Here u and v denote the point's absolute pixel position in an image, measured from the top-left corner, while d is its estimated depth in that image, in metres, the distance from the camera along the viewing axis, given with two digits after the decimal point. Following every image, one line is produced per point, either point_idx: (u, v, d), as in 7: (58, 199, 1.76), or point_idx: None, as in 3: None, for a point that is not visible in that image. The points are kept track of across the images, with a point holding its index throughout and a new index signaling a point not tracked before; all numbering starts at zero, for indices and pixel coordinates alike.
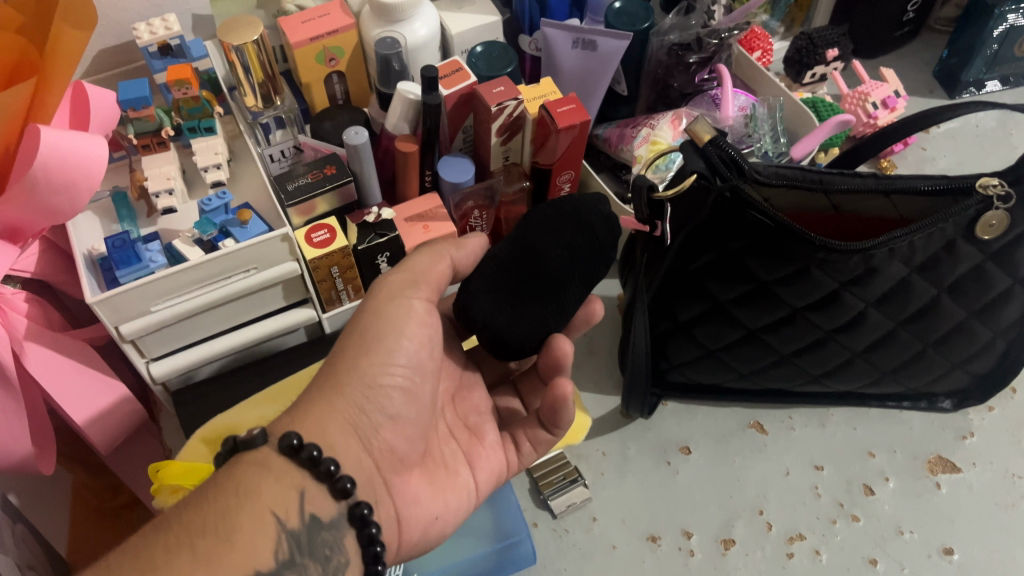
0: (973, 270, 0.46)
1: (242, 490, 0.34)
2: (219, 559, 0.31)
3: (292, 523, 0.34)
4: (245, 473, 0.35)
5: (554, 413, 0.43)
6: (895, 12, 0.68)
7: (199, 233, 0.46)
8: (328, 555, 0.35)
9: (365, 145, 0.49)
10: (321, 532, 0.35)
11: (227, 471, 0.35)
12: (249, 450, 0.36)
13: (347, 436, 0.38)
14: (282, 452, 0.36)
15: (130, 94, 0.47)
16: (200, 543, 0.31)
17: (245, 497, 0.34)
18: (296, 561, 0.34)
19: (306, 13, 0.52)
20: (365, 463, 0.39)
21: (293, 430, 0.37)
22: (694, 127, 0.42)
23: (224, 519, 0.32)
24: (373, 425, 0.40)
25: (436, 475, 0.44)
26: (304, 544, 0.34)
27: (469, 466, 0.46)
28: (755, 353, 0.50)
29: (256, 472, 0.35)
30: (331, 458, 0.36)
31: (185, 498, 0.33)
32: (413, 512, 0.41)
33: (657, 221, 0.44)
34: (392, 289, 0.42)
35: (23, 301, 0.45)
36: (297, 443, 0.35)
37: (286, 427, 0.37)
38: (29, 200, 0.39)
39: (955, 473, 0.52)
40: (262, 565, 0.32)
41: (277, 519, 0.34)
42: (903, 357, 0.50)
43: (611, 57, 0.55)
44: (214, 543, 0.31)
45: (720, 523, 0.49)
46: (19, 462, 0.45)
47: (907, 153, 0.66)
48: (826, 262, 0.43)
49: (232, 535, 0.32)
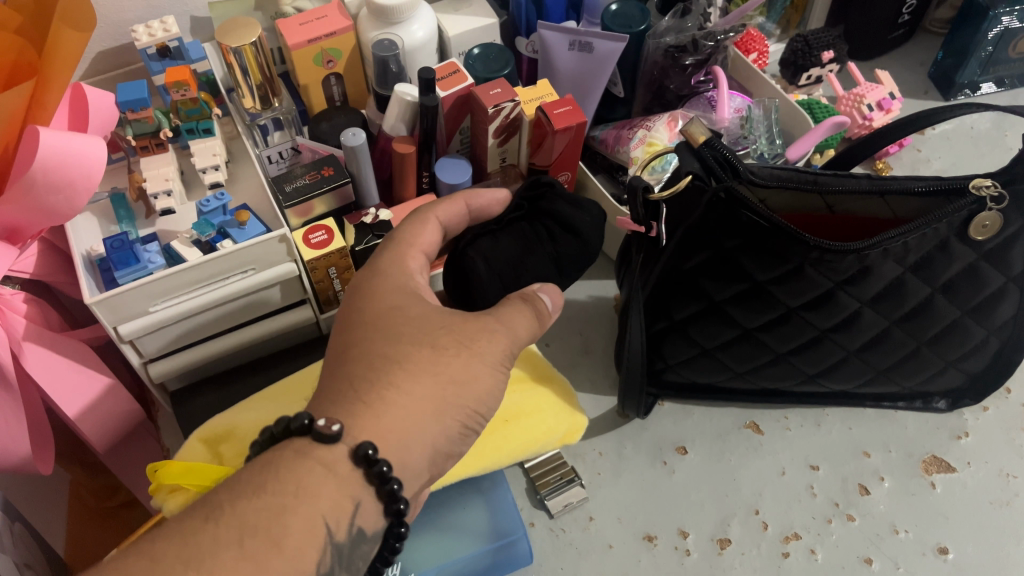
0: (966, 270, 0.46)
1: (300, 492, 0.33)
2: (271, 564, 0.31)
3: (340, 535, 0.34)
4: (307, 472, 0.34)
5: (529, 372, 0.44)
6: (890, 14, 0.69)
7: (197, 234, 0.46)
8: (359, 565, 0.36)
9: (362, 147, 0.49)
10: (362, 545, 0.36)
11: (287, 466, 0.34)
12: (319, 445, 0.35)
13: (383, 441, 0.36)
14: (355, 461, 0.35)
15: (128, 96, 0.47)
16: (250, 541, 0.31)
17: (303, 498, 0.33)
18: (335, 572, 0.34)
19: (304, 15, 0.52)
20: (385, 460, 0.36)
21: (358, 429, 0.36)
22: (689, 129, 0.43)
23: (278, 519, 0.32)
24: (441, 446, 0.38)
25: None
26: (344, 556, 0.35)
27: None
28: (751, 353, 0.50)
29: (318, 477, 0.34)
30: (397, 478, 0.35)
31: (240, 483, 0.33)
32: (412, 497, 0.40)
33: (652, 221, 0.44)
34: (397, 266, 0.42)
35: (23, 302, 0.45)
36: (371, 458, 0.35)
37: (339, 418, 0.36)
38: (27, 200, 0.39)
39: (950, 472, 0.52)
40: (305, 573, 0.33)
41: (328, 529, 0.34)
42: (897, 356, 0.50)
43: (608, 58, 0.55)
44: (264, 543, 0.32)
45: (716, 522, 0.50)
46: (17, 462, 0.45)
47: (902, 155, 0.67)
48: (819, 262, 0.43)
49: (282, 540, 0.32)
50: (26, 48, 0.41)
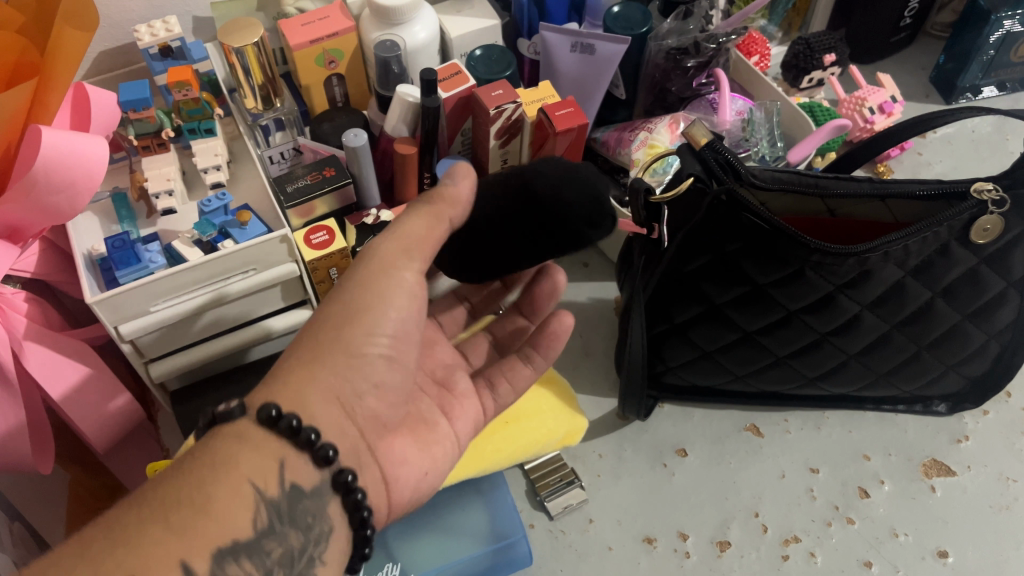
0: (966, 274, 0.46)
1: (218, 463, 0.34)
2: (197, 531, 0.32)
3: (271, 492, 0.35)
4: (222, 445, 0.35)
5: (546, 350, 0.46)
6: (892, 17, 0.69)
7: (199, 234, 0.46)
8: (310, 524, 0.36)
9: (364, 147, 0.49)
10: (303, 500, 0.36)
11: (205, 444, 0.35)
12: (227, 423, 0.36)
13: (329, 405, 0.38)
14: (259, 423, 0.36)
15: (131, 95, 0.47)
16: (175, 516, 0.31)
17: (222, 468, 0.34)
18: (276, 530, 0.34)
19: (306, 16, 0.52)
20: (348, 431, 0.39)
21: (272, 399, 0.36)
22: (690, 131, 0.43)
23: (200, 489, 0.33)
24: (357, 394, 0.39)
25: (424, 434, 0.43)
26: (283, 513, 0.35)
27: (447, 418, 0.45)
28: (751, 355, 0.50)
29: (232, 446, 0.35)
30: (311, 427, 0.36)
31: (160, 472, 0.33)
32: (400, 472, 0.41)
33: (654, 223, 0.44)
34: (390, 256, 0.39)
35: (23, 301, 0.45)
36: (275, 414, 0.35)
37: (268, 395, 0.37)
38: (29, 199, 0.39)
39: (949, 476, 0.52)
40: (240, 535, 0.33)
41: (255, 488, 0.34)
42: (898, 360, 0.50)
43: (610, 61, 0.55)
44: (190, 515, 0.32)
45: (715, 524, 0.50)
46: (16, 462, 0.45)
47: (903, 158, 0.66)
48: (820, 265, 0.43)
49: (208, 506, 0.32)
50: (27, 48, 0.41)
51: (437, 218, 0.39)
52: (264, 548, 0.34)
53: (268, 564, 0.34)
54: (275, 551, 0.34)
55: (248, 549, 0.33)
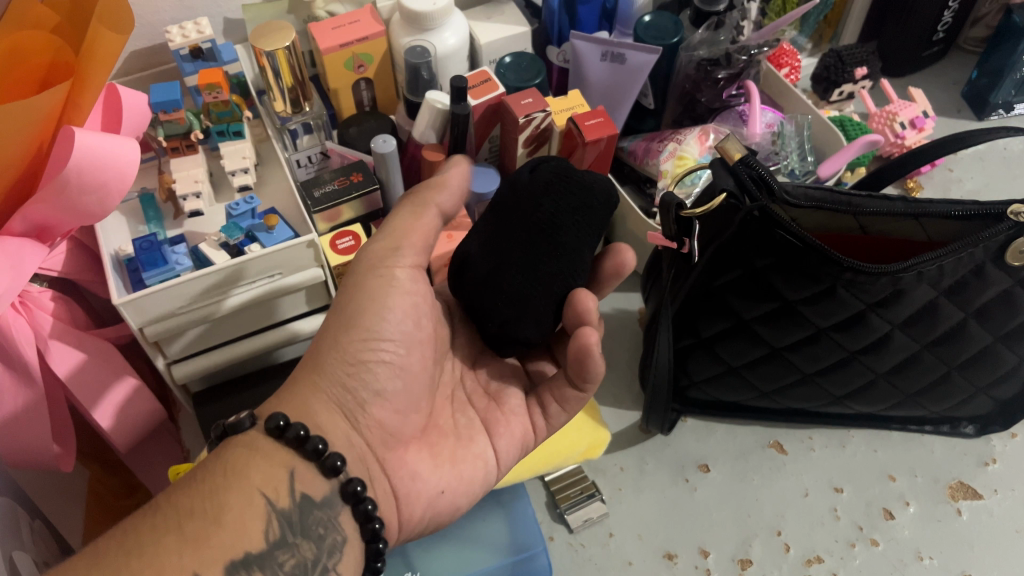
0: (1000, 296, 0.45)
1: (230, 472, 0.34)
2: (210, 541, 0.32)
3: (282, 503, 0.35)
4: (234, 455, 0.35)
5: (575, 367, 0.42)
6: (925, 30, 0.68)
7: (225, 237, 0.46)
8: (322, 534, 0.36)
9: (392, 153, 0.49)
10: (314, 511, 0.36)
11: (217, 454, 0.36)
12: (236, 435, 0.37)
13: (332, 413, 0.39)
14: (268, 433, 0.36)
15: (162, 96, 0.46)
16: (188, 524, 0.32)
17: (234, 478, 0.34)
18: (289, 541, 0.34)
19: (337, 19, 0.52)
20: (356, 442, 0.40)
21: (278, 411, 0.38)
22: (723, 145, 0.43)
23: (212, 499, 0.33)
24: (359, 403, 0.40)
25: (441, 449, 0.44)
26: (295, 523, 0.35)
27: (487, 433, 0.45)
28: (778, 372, 0.50)
29: (243, 455, 0.35)
30: (319, 436, 0.36)
31: (173, 484, 0.34)
32: (411, 489, 0.41)
33: (684, 238, 0.43)
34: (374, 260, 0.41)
35: (49, 299, 0.45)
36: (283, 423, 0.36)
37: (276, 408, 0.39)
38: (61, 200, 0.39)
39: (976, 499, 0.51)
40: (251, 547, 0.33)
41: (266, 499, 0.34)
42: (925, 381, 0.50)
43: (640, 70, 0.55)
44: (203, 525, 0.32)
45: (737, 542, 0.49)
46: (37, 459, 0.45)
47: (933, 174, 0.66)
48: (852, 284, 0.43)
49: (220, 516, 0.33)
50: (64, 49, 0.41)
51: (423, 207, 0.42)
52: (276, 559, 0.33)
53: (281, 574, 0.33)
54: (288, 561, 0.34)
55: (259, 560, 0.33)
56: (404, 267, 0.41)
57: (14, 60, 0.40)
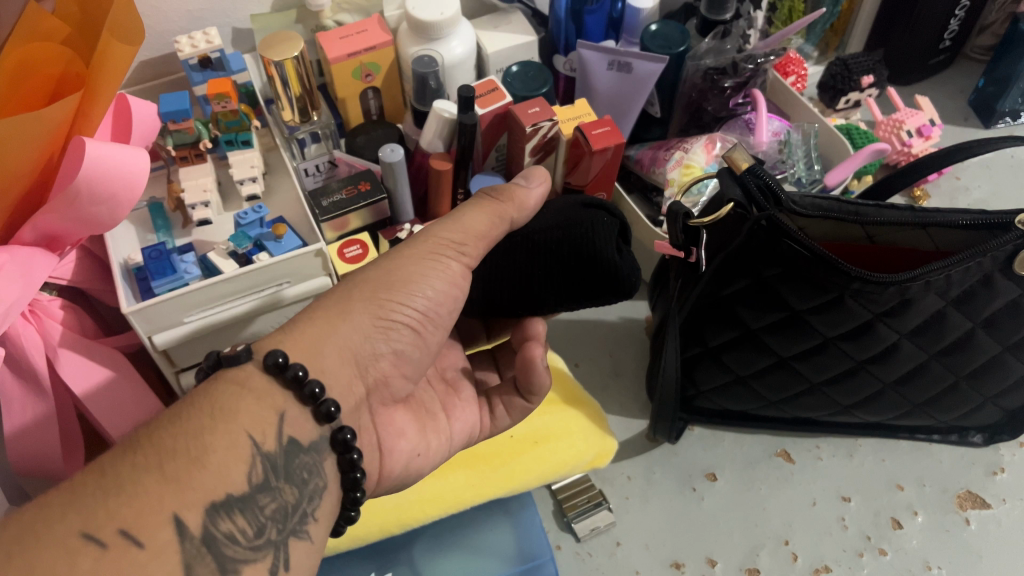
0: (1008, 306, 0.45)
1: (217, 412, 0.32)
2: (192, 482, 0.30)
3: (268, 446, 0.33)
4: (222, 391, 0.33)
5: (526, 377, 0.44)
6: (931, 38, 0.68)
7: (234, 246, 0.46)
8: (306, 479, 0.34)
9: (400, 163, 0.49)
10: (299, 455, 0.34)
11: (204, 390, 0.33)
12: (232, 367, 0.35)
13: (345, 362, 0.38)
14: (265, 370, 0.34)
15: (170, 107, 0.47)
16: (170, 464, 0.29)
17: (221, 418, 0.32)
18: (272, 485, 0.33)
19: (345, 28, 0.52)
20: (358, 388, 0.39)
21: (279, 347, 0.35)
22: (730, 155, 0.43)
23: (196, 439, 0.31)
24: (373, 355, 0.39)
25: (420, 413, 0.44)
26: (280, 468, 0.33)
27: (446, 413, 0.46)
28: (785, 381, 0.50)
29: (234, 394, 0.33)
30: (317, 381, 0.35)
31: (154, 417, 0.32)
32: (395, 444, 0.41)
33: (692, 247, 0.44)
34: (418, 252, 0.39)
35: (59, 308, 0.45)
36: (283, 362, 0.34)
37: (276, 342, 0.36)
38: (72, 209, 0.39)
39: (984, 509, 0.51)
40: (233, 489, 0.31)
41: (253, 441, 0.32)
42: (934, 391, 0.49)
43: (646, 80, 0.55)
44: (186, 466, 0.30)
45: (744, 552, 0.49)
46: (47, 470, 0.45)
47: (941, 182, 0.66)
48: (860, 294, 0.42)
49: (204, 457, 0.30)
50: (73, 59, 0.41)
51: (500, 218, 0.40)
52: (258, 502, 0.32)
53: (262, 519, 0.32)
54: (269, 506, 0.32)
55: (241, 502, 0.31)
56: (461, 263, 0.40)
57: (27, 70, 0.40)
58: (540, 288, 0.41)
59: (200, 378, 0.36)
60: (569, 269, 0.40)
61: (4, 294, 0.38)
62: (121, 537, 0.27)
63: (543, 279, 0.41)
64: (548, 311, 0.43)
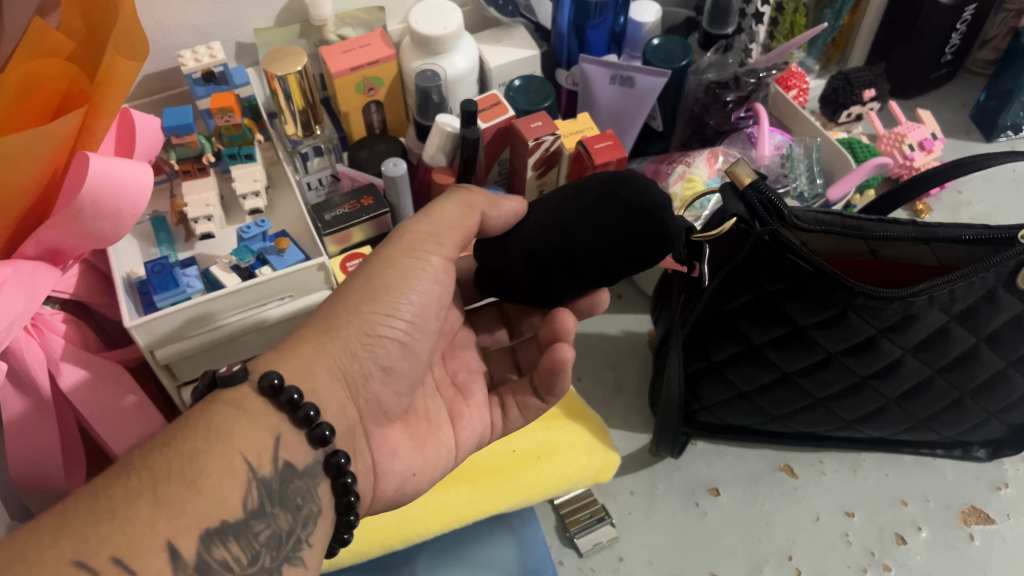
0: (1012, 321, 0.45)
1: (213, 434, 0.32)
2: (186, 507, 0.29)
3: (264, 470, 0.33)
4: (218, 412, 0.33)
5: (550, 380, 0.42)
6: (932, 54, 0.68)
7: (237, 260, 0.47)
8: (300, 505, 0.34)
9: (403, 177, 0.50)
10: (295, 480, 0.34)
11: (199, 411, 0.33)
12: (227, 388, 0.34)
13: (335, 381, 0.38)
14: (260, 393, 0.34)
15: (174, 121, 0.47)
16: (164, 488, 0.29)
17: (214, 442, 0.32)
18: (266, 510, 0.32)
19: (347, 43, 0.52)
20: (352, 410, 0.38)
21: (276, 369, 0.36)
22: (734, 169, 0.43)
23: (191, 463, 0.31)
24: (364, 374, 0.39)
25: (417, 428, 0.43)
26: (274, 493, 0.33)
27: (452, 424, 0.45)
28: (789, 397, 0.50)
29: (230, 415, 0.33)
30: (312, 403, 0.35)
31: (149, 440, 0.31)
32: (390, 467, 0.41)
33: (694, 262, 0.43)
34: (403, 243, 0.40)
35: (61, 322, 0.45)
36: (278, 383, 0.34)
37: (274, 364, 0.36)
38: (73, 225, 0.39)
39: (988, 525, 0.51)
40: (227, 515, 0.31)
41: (248, 465, 0.32)
42: (938, 406, 0.49)
43: (648, 93, 0.55)
44: (179, 490, 0.30)
45: (748, 568, 0.49)
46: (49, 484, 0.45)
47: (943, 196, 0.66)
48: (864, 308, 0.42)
49: (199, 481, 0.30)
50: (77, 75, 0.42)
51: (472, 208, 0.40)
52: (252, 529, 0.31)
53: (256, 546, 0.31)
54: (263, 533, 0.32)
55: (235, 529, 0.31)
56: (439, 256, 0.41)
57: (31, 87, 0.40)
58: (572, 255, 0.37)
59: (195, 397, 0.36)
60: (601, 222, 0.37)
61: (6, 310, 0.38)
62: (112, 564, 0.27)
63: (571, 232, 0.37)
64: (600, 272, 0.38)
